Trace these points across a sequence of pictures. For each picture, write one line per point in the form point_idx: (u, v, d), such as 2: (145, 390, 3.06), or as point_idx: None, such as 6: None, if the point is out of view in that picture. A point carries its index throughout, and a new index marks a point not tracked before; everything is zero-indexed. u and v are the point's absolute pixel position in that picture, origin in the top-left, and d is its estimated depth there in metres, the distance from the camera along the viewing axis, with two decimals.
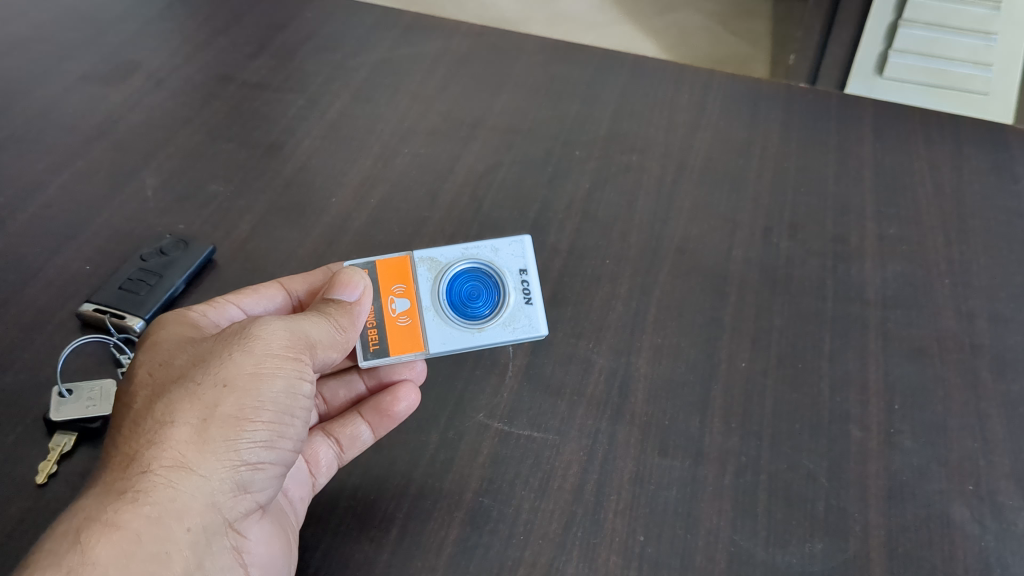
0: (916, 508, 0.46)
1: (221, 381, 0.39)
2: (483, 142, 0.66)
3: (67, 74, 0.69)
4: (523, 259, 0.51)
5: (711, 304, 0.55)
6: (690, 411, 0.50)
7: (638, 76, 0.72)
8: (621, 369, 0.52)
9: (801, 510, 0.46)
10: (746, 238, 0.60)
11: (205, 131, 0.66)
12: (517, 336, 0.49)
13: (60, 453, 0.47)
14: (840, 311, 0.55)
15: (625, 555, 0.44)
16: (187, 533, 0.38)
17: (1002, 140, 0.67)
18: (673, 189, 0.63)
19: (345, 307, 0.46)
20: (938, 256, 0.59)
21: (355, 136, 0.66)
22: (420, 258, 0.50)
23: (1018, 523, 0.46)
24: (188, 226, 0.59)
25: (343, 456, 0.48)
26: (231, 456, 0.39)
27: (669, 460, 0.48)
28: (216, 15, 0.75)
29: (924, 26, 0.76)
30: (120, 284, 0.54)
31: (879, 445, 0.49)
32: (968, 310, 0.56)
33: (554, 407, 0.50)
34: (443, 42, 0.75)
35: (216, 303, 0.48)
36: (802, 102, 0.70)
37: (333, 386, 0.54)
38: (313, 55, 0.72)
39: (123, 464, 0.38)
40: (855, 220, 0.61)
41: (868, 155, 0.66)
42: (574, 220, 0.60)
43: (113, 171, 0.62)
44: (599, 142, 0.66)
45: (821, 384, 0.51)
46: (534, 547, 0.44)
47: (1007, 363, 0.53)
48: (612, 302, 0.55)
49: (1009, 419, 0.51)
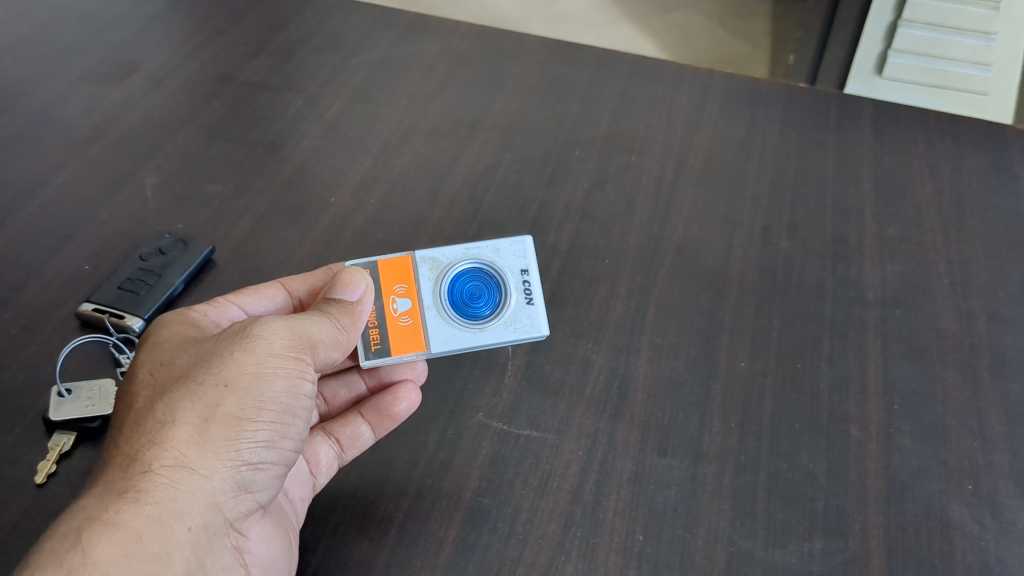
0: (915, 508, 0.47)
1: (223, 381, 0.40)
2: (483, 142, 0.66)
3: (67, 74, 0.69)
4: (524, 260, 0.51)
5: (710, 304, 0.56)
6: (689, 411, 0.50)
7: (637, 75, 0.72)
8: (620, 369, 0.52)
9: (800, 510, 0.46)
10: (746, 238, 0.60)
11: (205, 131, 0.66)
12: (518, 336, 0.49)
13: (60, 452, 0.47)
14: (839, 310, 0.56)
15: (624, 554, 0.44)
16: (188, 533, 0.38)
17: (1001, 140, 0.68)
18: (672, 189, 0.63)
19: (346, 307, 0.46)
20: (937, 256, 0.59)
21: (355, 136, 0.66)
22: (422, 257, 0.51)
23: (1017, 523, 0.46)
24: (188, 226, 0.59)
25: (343, 456, 0.48)
26: (233, 456, 0.39)
27: (668, 460, 0.48)
28: (216, 15, 0.75)
29: (923, 26, 0.76)
30: (119, 284, 0.55)
31: (878, 445, 0.49)
32: (967, 310, 0.56)
33: (553, 406, 0.50)
34: (443, 42, 0.75)
35: (217, 303, 0.48)
36: (801, 101, 0.70)
37: (333, 386, 0.55)
38: (313, 54, 0.72)
39: (124, 464, 0.38)
40: (854, 220, 0.61)
41: (867, 155, 0.66)
42: (574, 220, 0.61)
43: (113, 171, 0.63)
44: (598, 142, 0.66)
45: (820, 384, 0.52)
46: (534, 547, 0.44)
47: (1007, 363, 0.53)
48: (611, 302, 0.56)
49: (1008, 419, 0.51)
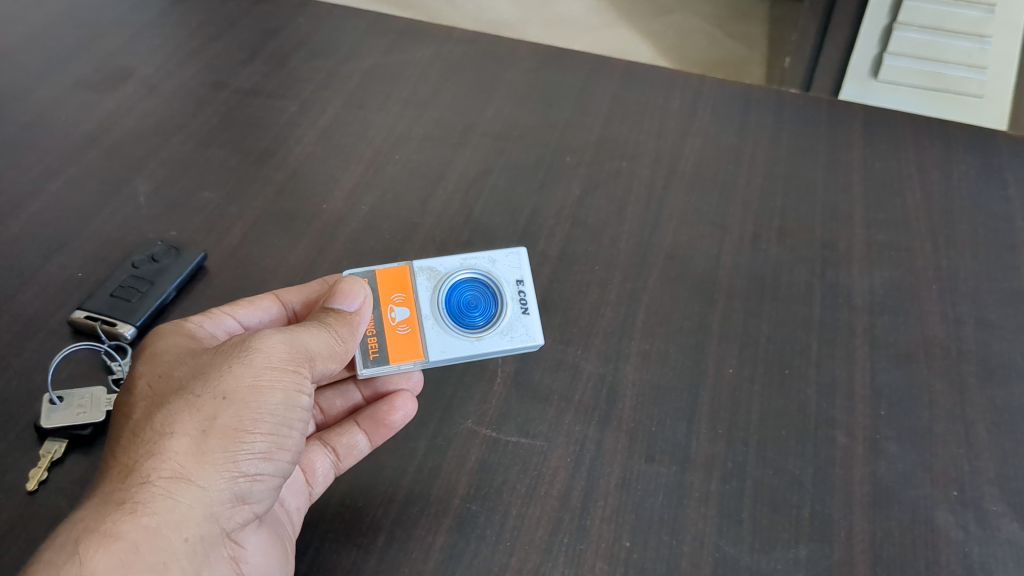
0: (902, 514, 0.47)
1: (221, 393, 0.40)
2: (475, 148, 0.66)
3: (62, 81, 0.70)
4: (521, 270, 0.51)
5: (699, 310, 0.56)
6: (676, 417, 0.50)
7: (629, 81, 0.72)
8: (609, 376, 0.52)
9: (787, 515, 0.46)
10: (735, 244, 0.60)
11: (199, 138, 0.66)
12: (515, 345, 0.50)
13: (52, 460, 0.47)
14: (828, 317, 0.56)
15: (610, 560, 0.44)
16: (185, 543, 0.38)
17: (990, 145, 0.68)
18: (663, 195, 0.63)
19: (344, 316, 0.46)
20: (925, 262, 0.60)
21: (348, 142, 0.67)
22: (420, 267, 0.51)
23: (1001, 529, 0.47)
24: (181, 233, 0.60)
25: (339, 465, 0.48)
26: (231, 467, 0.40)
27: (655, 467, 0.48)
28: (211, 21, 0.76)
29: (918, 29, 0.77)
30: (113, 291, 0.55)
31: (865, 451, 0.49)
32: (955, 316, 0.56)
33: (542, 413, 0.51)
34: (435, 48, 0.75)
35: (213, 314, 0.49)
36: (792, 108, 0.71)
37: (329, 396, 0.55)
38: (307, 60, 0.73)
39: (122, 474, 0.38)
40: (844, 226, 0.62)
41: (857, 160, 0.66)
42: (564, 227, 0.61)
43: (107, 178, 0.63)
44: (589, 148, 0.66)
45: (808, 391, 0.52)
46: (521, 553, 0.45)
47: (993, 369, 0.54)
48: (601, 308, 0.56)
49: (994, 425, 0.51)
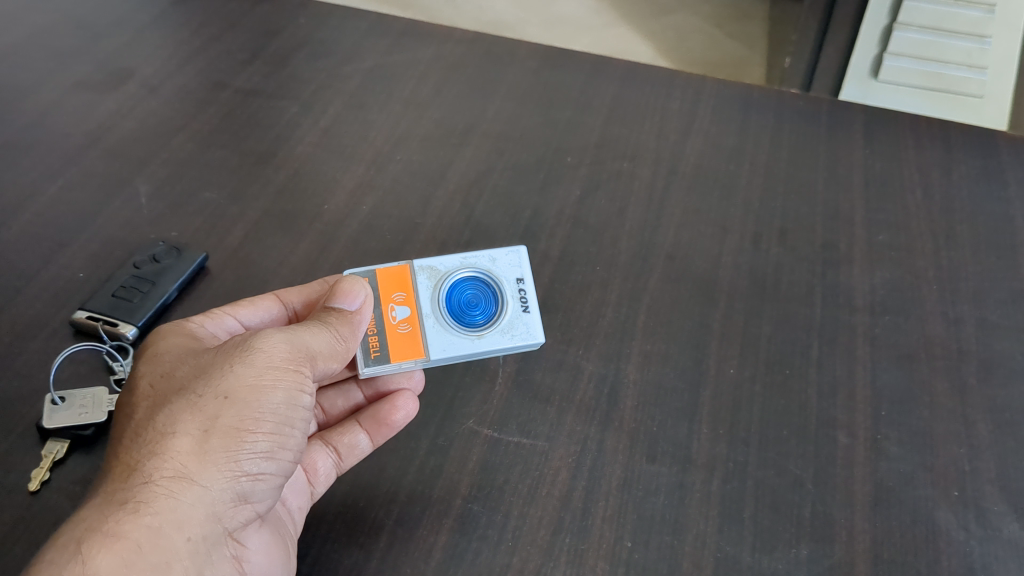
0: (902, 514, 0.47)
1: (222, 393, 0.40)
2: (475, 149, 0.66)
3: (63, 82, 0.70)
4: (521, 269, 0.52)
5: (700, 311, 0.56)
6: (677, 417, 0.51)
7: (630, 81, 0.72)
8: (610, 376, 0.52)
9: (788, 515, 0.47)
10: (736, 245, 0.60)
11: (200, 138, 0.66)
12: (516, 343, 0.50)
13: (54, 460, 0.47)
14: (829, 317, 0.56)
15: (611, 560, 0.45)
16: (187, 542, 0.38)
17: (990, 145, 0.68)
18: (663, 195, 0.63)
19: (345, 316, 0.46)
20: (926, 263, 0.60)
21: (349, 142, 0.67)
22: (420, 266, 0.51)
23: (1002, 529, 0.47)
24: (182, 233, 0.60)
25: (341, 464, 0.49)
26: (232, 467, 0.40)
27: (656, 467, 0.48)
28: (211, 22, 0.76)
29: (918, 30, 0.76)
30: (114, 291, 0.55)
31: (866, 451, 0.49)
32: (955, 316, 0.57)
33: (543, 413, 0.51)
34: (436, 48, 0.75)
35: (214, 314, 0.49)
36: (793, 108, 0.71)
37: (331, 396, 0.55)
38: (307, 60, 0.73)
39: (124, 474, 0.38)
40: (844, 226, 0.62)
41: (858, 160, 0.66)
42: (565, 227, 0.61)
43: (108, 178, 0.63)
44: (590, 149, 0.67)
45: (809, 391, 0.52)
46: (522, 553, 0.45)
47: (994, 369, 0.54)
48: (602, 309, 0.56)
49: (995, 425, 0.51)
